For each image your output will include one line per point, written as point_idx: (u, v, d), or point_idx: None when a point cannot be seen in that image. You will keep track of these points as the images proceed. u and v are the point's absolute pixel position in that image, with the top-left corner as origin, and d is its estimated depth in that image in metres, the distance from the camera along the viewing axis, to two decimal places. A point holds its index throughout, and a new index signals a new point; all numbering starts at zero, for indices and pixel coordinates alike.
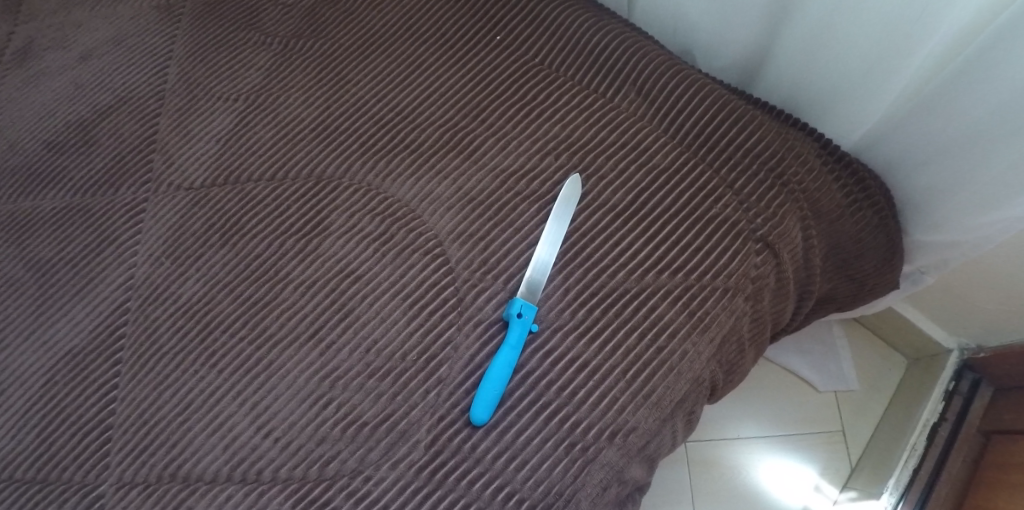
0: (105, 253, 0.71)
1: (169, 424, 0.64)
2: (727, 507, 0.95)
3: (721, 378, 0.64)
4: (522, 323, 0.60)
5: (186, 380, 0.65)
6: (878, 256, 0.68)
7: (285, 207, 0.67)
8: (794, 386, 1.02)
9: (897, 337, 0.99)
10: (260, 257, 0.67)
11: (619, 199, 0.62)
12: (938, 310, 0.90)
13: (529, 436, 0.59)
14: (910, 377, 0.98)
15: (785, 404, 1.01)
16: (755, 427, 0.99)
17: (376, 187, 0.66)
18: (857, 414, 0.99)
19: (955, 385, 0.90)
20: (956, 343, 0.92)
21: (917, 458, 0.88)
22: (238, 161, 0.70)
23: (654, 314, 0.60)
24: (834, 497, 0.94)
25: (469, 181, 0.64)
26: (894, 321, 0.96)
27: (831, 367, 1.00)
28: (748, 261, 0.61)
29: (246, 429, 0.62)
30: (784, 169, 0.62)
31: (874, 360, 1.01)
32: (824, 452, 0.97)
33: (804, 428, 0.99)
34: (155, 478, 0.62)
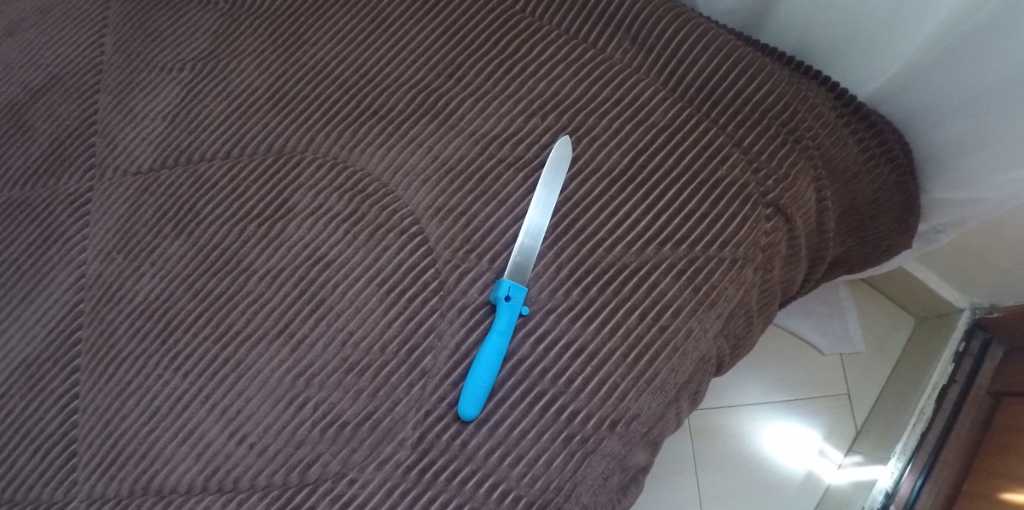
0: (50, 250, 0.64)
1: (136, 435, 0.57)
2: (732, 477, 0.90)
3: (728, 353, 0.58)
4: (512, 306, 0.54)
5: (150, 386, 0.58)
6: (894, 217, 0.63)
7: (244, 188, 0.60)
8: (796, 349, 0.95)
9: (905, 297, 0.93)
10: (219, 246, 0.60)
11: (614, 163, 0.56)
12: (950, 267, 0.83)
13: (523, 430, 0.53)
14: (918, 336, 0.92)
15: (788, 368, 0.95)
16: (757, 392, 0.94)
17: (342, 160, 0.59)
18: (862, 376, 0.93)
19: (965, 345, 0.84)
20: (967, 302, 0.86)
21: (925, 422, 0.83)
22: (188, 139, 0.63)
23: (656, 291, 0.55)
24: (838, 460, 0.90)
25: (445, 149, 0.58)
26: (903, 280, 0.90)
27: (836, 327, 0.94)
28: (758, 228, 0.55)
29: (218, 436, 0.56)
30: (797, 123, 0.55)
31: (880, 319, 0.95)
32: (829, 415, 0.92)
33: (807, 392, 0.93)
34: (127, 492, 0.56)
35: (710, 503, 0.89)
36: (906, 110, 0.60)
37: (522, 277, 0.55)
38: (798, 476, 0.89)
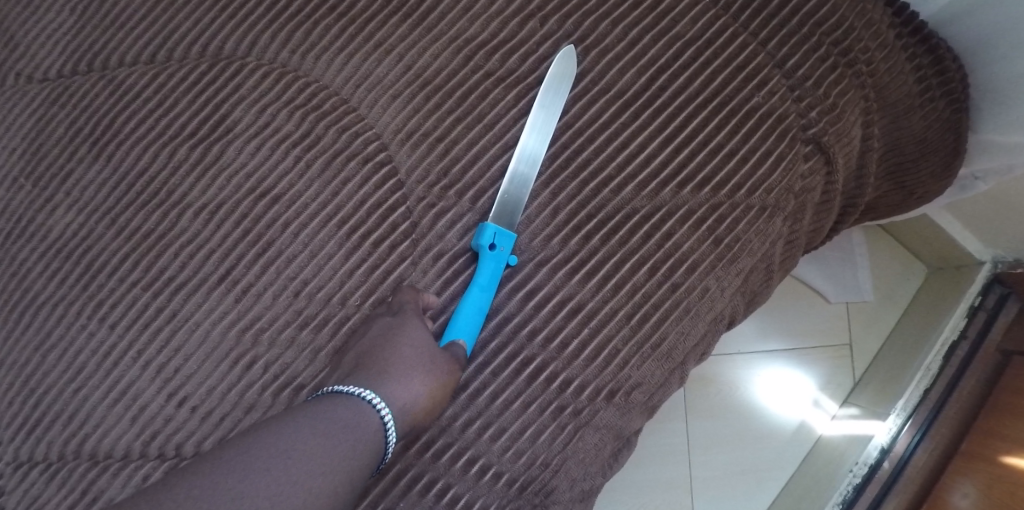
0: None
1: (60, 395, 0.47)
2: (722, 426, 0.82)
3: (743, 311, 0.49)
4: (501, 256, 0.45)
5: (73, 339, 0.48)
6: (938, 163, 0.54)
7: (174, 101, 0.49)
8: (799, 294, 0.85)
9: (922, 244, 0.82)
10: (146, 174, 0.49)
11: (626, 83, 0.46)
12: (978, 214, 0.74)
13: (507, 399, 0.45)
14: (930, 287, 0.82)
15: (788, 314, 0.85)
16: (755, 336, 0.84)
17: (293, 69, 0.48)
18: (867, 326, 0.84)
19: (982, 299, 0.75)
20: (989, 254, 0.76)
21: (930, 378, 0.75)
22: (105, 38, 0.52)
23: (670, 242, 0.46)
24: (833, 412, 0.82)
25: (420, 58, 0.47)
26: (922, 227, 0.80)
27: (845, 273, 0.83)
28: (796, 170, 0.47)
29: (154, 399, 0.46)
30: (853, 43, 0.46)
31: (892, 265, 0.85)
32: (828, 364, 0.83)
33: (806, 341, 0.84)
34: (58, 456, 0.46)
35: (697, 453, 0.82)
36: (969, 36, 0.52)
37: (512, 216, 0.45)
38: (790, 426, 0.81)
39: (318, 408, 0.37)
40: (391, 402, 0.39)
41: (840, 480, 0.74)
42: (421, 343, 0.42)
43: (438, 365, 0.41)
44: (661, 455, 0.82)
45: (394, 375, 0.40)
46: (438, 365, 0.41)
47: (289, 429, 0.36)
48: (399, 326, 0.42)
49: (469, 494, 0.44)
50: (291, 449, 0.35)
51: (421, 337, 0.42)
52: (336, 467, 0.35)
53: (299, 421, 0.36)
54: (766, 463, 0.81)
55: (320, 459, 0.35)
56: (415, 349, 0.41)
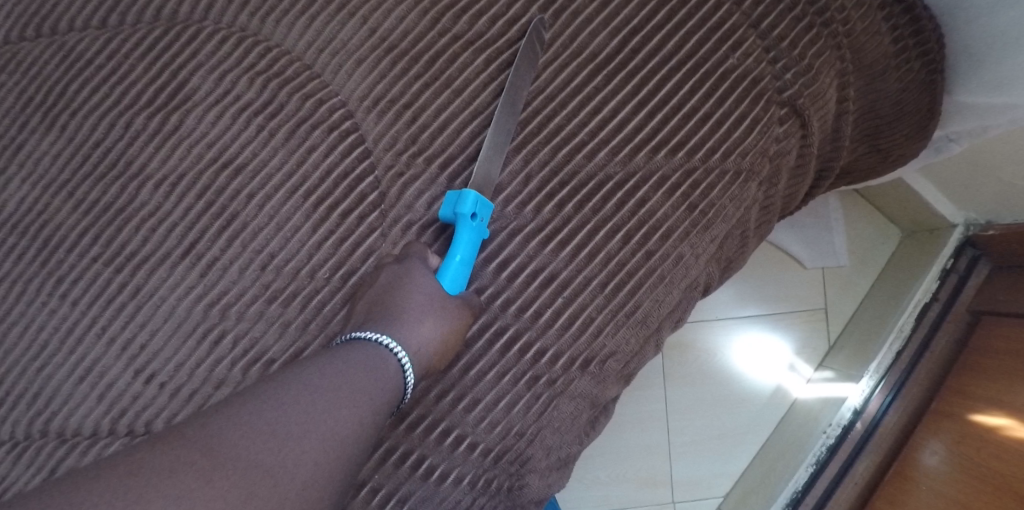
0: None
1: (24, 373, 0.45)
2: (702, 392, 0.83)
3: (718, 278, 0.49)
4: (474, 220, 0.43)
5: (32, 317, 0.46)
6: (912, 126, 0.54)
7: (128, 68, 0.47)
8: (777, 261, 0.86)
9: (896, 208, 0.83)
10: (102, 145, 0.47)
11: (599, 46, 0.45)
12: (954, 179, 0.74)
13: (481, 370, 0.44)
14: (904, 251, 0.84)
15: (766, 280, 0.85)
16: (733, 303, 0.84)
17: (253, 33, 0.46)
18: (842, 291, 0.85)
19: (954, 262, 0.75)
20: (963, 217, 0.77)
21: (902, 341, 0.75)
22: (52, 1, 0.49)
23: (644, 209, 0.45)
24: (807, 375, 0.83)
25: (385, 22, 0.46)
26: (897, 192, 0.80)
27: (822, 240, 0.83)
28: (770, 133, 0.46)
29: (121, 375, 0.45)
30: (829, 1, 0.45)
31: (866, 231, 0.86)
32: (803, 329, 0.85)
33: (783, 306, 0.85)
34: (24, 436, 0.44)
35: (676, 418, 0.83)
36: None
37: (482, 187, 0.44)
38: (766, 391, 0.83)
39: (340, 352, 0.39)
40: (407, 346, 0.40)
41: (815, 442, 0.75)
42: (431, 287, 0.42)
43: (449, 308, 0.42)
44: (639, 421, 0.83)
45: (407, 321, 0.40)
46: (448, 307, 0.42)
47: (321, 364, 0.37)
48: (408, 273, 0.42)
49: (445, 465, 0.44)
50: (317, 384, 0.36)
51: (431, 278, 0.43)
52: (367, 397, 0.36)
53: (326, 360, 0.38)
54: (743, 425, 0.82)
55: (345, 392, 0.36)
56: (425, 296, 0.41)
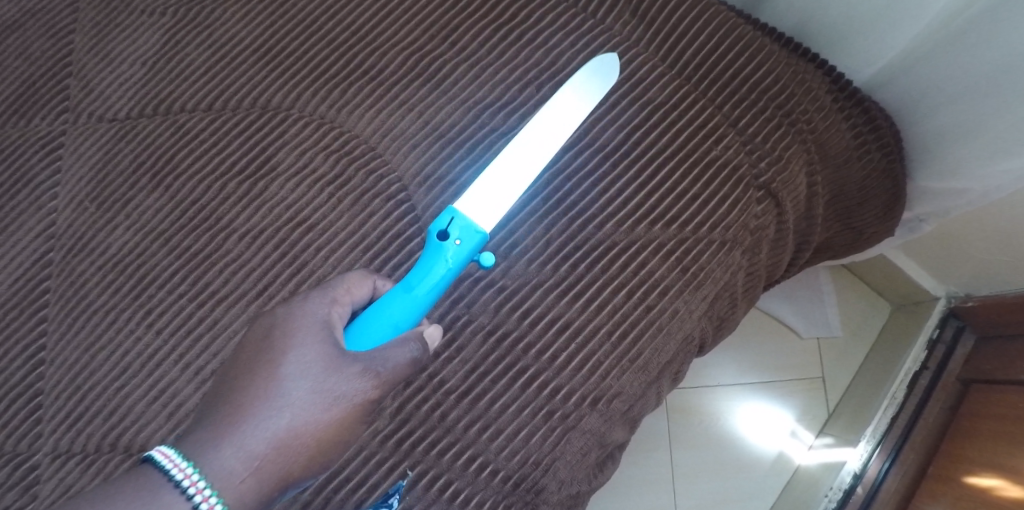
0: (17, 194, 0.61)
1: (104, 391, 0.55)
2: (707, 454, 0.90)
3: (711, 333, 0.58)
4: (450, 255, 0.47)
5: (121, 342, 0.56)
6: (881, 205, 0.64)
7: (226, 143, 0.58)
8: (775, 332, 0.95)
9: (884, 283, 0.92)
10: (198, 203, 0.58)
11: (610, 138, 0.55)
12: (931, 255, 0.84)
13: (504, 404, 0.53)
14: (894, 323, 0.92)
15: (765, 348, 0.94)
16: (736, 372, 0.93)
17: (330, 120, 0.58)
18: (838, 361, 0.93)
19: (939, 333, 0.83)
20: (943, 291, 0.85)
21: (896, 407, 0.81)
22: (168, 88, 0.61)
23: (644, 270, 0.54)
24: (809, 442, 0.90)
25: (437, 115, 0.56)
26: (882, 267, 0.90)
27: (816, 312, 0.93)
28: (749, 211, 0.55)
29: (191, 397, 0.54)
30: (793, 105, 0.55)
31: (858, 304, 0.95)
32: (803, 397, 0.92)
33: (784, 375, 0.93)
34: (93, 448, 0.54)
35: (683, 479, 0.90)
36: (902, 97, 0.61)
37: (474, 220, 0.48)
38: (769, 456, 0.90)
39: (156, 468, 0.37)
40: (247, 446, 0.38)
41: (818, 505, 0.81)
42: (296, 377, 0.40)
43: (320, 396, 0.40)
44: (646, 480, 0.90)
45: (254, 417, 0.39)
46: (311, 403, 0.40)
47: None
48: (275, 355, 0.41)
49: (469, 487, 0.52)
50: None
51: (301, 363, 0.41)
52: None
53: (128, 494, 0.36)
54: (747, 489, 0.89)
55: None
56: (287, 389, 0.40)
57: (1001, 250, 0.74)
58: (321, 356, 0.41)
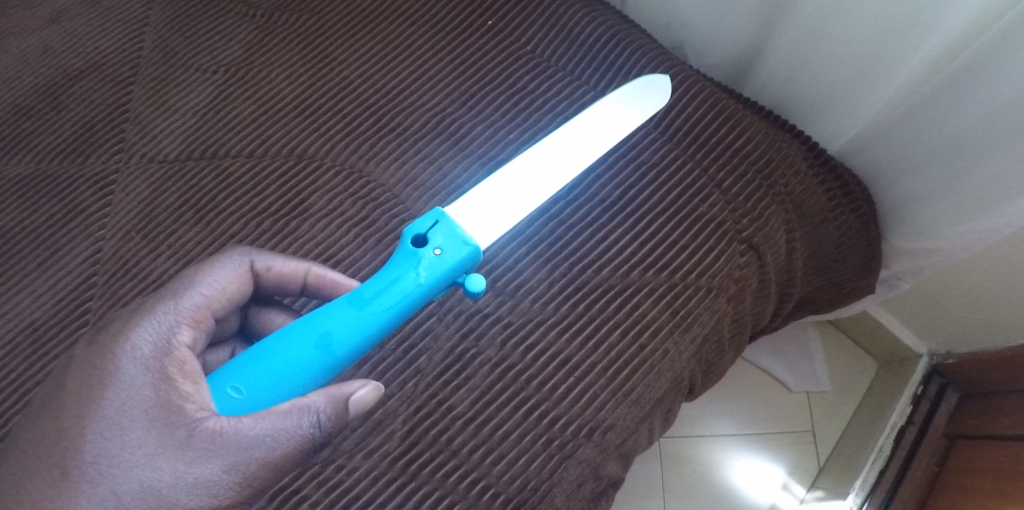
0: (63, 221, 0.66)
1: None
2: (701, 504, 0.93)
3: (699, 377, 0.63)
4: (416, 272, 0.49)
5: None
6: (857, 263, 0.71)
7: (264, 185, 0.65)
8: (766, 385, 1.00)
9: (869, 341, 0.98)
10: (235, 236, 0.64)
11: (607, 194, 0.63)
12: (912, 314, 0.90)
13: (506, 430, 0.56)
14: (880, 380, 0.97)
15: (756, 401, 0.99)
16: (728, 424, 0.98)
17: (359, 170, 0.65)
18: (827, 415, 0.98)
19: (924, 388, 0.89)
20: (926, 348, 0.91)
21: (883, 460, 0.86)
22: (216, 135, 0.69)
23: (637, 312, 0.60)
24: (801, 496, 0.93)
25: (455, 168, 0.65)
26: (866, 323, 0.96)
27: (804, 367, 1.00)
28: (733, 262, 0.62)
29: None
30: (771, 170, 0.64)
31: (844, 361, 1.01)
32: (794, 450, 0.96)
33: (775, 427, 0.97)
34: None
35: None
36: (872, 162, 0.69)
37: (460, 223, 0.52)
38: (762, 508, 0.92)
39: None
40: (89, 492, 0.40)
41: None
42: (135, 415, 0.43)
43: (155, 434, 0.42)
44: None
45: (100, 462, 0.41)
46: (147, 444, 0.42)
47: None
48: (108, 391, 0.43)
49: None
50: None
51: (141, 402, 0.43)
52: None
53: None
54: None
55: None
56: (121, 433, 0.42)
57: (973, 302, 0.81)
58: (174, 391, 0.43)
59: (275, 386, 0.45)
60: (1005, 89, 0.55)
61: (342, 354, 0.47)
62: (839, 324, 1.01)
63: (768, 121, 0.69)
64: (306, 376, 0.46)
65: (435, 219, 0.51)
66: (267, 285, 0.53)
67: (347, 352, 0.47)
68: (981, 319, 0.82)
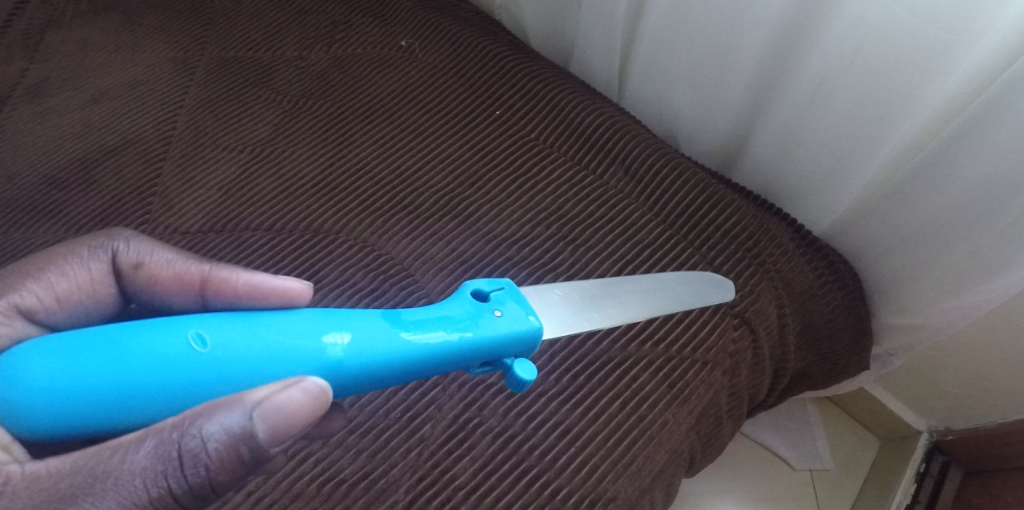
0: None
1: None
2: None
3: (699, 449, 0.64)
4: (471, 321, 0.49)
5: None
6: (849, 338, 0.74)
7: (280, 257, 0.69)
8: (769, 462, 1.00)
9: (868, 417, 0.99)
10: None
11: (605, 270, 0.67)
12: (908, 392, 0.91)
13: (508, 501, 0.57)
14: (883, 458, 0.97)
15: (759, 478, 0.99)
16: (732, 501, 0.96)
17: (371, 244, 0.69)
18: (832, 493, 0.97)
19: (926, 466, 0.90)
20: (925, 425, 0.92)
21: None
22: (238, 209, 0.73)
23: (636, 384, 0.62)
24: None
25: (462, 245, 0.69)
26: (862, 400, 0.97)
27: (805, 444, 1.00)
28: (727, 336, 0.65)
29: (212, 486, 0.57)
30: (760, 249, 0.68)
31: (845, 438, 1.01)
32: None
33: (780, 504, 0.96)
34: None
35: None
36: (856, 243, 0.74)
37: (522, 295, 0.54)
38: None
39: None
40: None
41: None
42: None
43: None
44: None
45: None
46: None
47: None
48: None
49: None
50: None
51: None
52: None
53: None
54: None
55: None
56: None
57: (968, 379, 0.83)
58: None
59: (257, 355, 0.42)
60: (976, 173, 0.60)
61: (349, 375, 0.44)
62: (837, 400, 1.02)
63: (754, 205, 0.75)
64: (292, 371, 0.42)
65: (501, 286, 0.53)
66: (140, 288, 0.53)
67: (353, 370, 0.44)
68: (976, 395, 0.83)
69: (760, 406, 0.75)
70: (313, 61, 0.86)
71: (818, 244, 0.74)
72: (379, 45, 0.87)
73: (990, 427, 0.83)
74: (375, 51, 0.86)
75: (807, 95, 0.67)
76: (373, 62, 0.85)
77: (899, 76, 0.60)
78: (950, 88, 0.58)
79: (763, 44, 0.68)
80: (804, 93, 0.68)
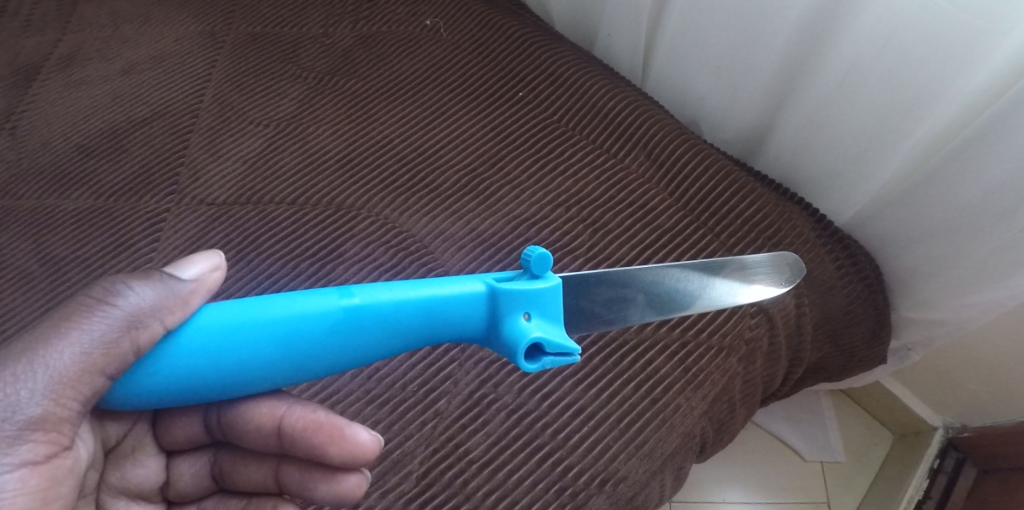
0: (116, 254, 0.71)
1: None
2: None
3: (711, 435, 0.64)
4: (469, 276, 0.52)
5: None
6: (866, 331, 0.74)
7: (303, 231, 0.70)
8: (780, 452, 1.00)
9: (882, 411, 0.99)
10: (273, 276, 0.68)
11: (623, 254, 0.68)
12: (923, 386, 0.91)
13: (520, 477, 0.58)
14: (896, 452, 0.97)
15: (770, 468, 0.99)
16: (739, 489, 0.97)
17: (392, 221, 0.70)
18: (842, 486, 0.97)
19: (940, 462, 0.90)
20: (941, 421, 0.91)
21: None
22: (263, 183, 0.74)
23: (651, 367, 0.63)
24: None
25: (482, 224, 0.70)
26: (879, 395, 0.97)
27: (817, 436, 1.00)
28: (743, 323, 0.65)
29: None
30: (780, 237, 0.68)
31: (859, 433, 1.01)
32: None
33: (789, 495, 0.97)
34: None
35: None
36: (877, 235, 0.74)
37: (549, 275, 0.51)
38: None
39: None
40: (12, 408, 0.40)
41: None
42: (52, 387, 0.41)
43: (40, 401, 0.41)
44: None
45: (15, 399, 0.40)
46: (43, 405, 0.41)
47: None
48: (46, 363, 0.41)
49: None
50: None
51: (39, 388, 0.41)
52: None
53: None
54: None
55: None
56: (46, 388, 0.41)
57: (985, 377, 0.82)
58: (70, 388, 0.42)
59: (275, 314, 0.44)
60: (1004, 165, 0.59)
61: (374, 331, 0.47)
62: (852, 394, 1.02)
63: (779, 195, 0.75)
64: (321, 325, 0.45)
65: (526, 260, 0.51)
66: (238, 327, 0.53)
67: (384, 312, 0.47)
68: (996, 392, 0.82)
69: (773, 395, 0.75)
70: (338, 38, 0.86)
71: (841, 234, 0.74)
72: (403, 24, 0.87)
73: (1009, 426, 0.82)
74: (400, 29, 0.86)
75: (834, 85, 0.67)
76: (398, 41, 0.85)
77: (929, 67, 0.59)
78: (979, 82, 0.57)
79: (790, 33, 0.67)
80: (831, 84, 0.67)
